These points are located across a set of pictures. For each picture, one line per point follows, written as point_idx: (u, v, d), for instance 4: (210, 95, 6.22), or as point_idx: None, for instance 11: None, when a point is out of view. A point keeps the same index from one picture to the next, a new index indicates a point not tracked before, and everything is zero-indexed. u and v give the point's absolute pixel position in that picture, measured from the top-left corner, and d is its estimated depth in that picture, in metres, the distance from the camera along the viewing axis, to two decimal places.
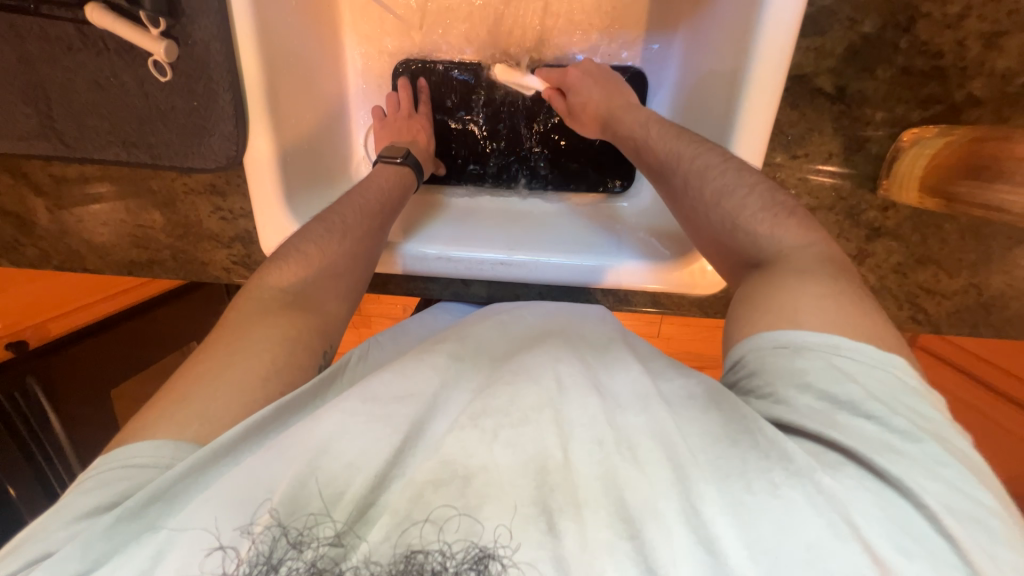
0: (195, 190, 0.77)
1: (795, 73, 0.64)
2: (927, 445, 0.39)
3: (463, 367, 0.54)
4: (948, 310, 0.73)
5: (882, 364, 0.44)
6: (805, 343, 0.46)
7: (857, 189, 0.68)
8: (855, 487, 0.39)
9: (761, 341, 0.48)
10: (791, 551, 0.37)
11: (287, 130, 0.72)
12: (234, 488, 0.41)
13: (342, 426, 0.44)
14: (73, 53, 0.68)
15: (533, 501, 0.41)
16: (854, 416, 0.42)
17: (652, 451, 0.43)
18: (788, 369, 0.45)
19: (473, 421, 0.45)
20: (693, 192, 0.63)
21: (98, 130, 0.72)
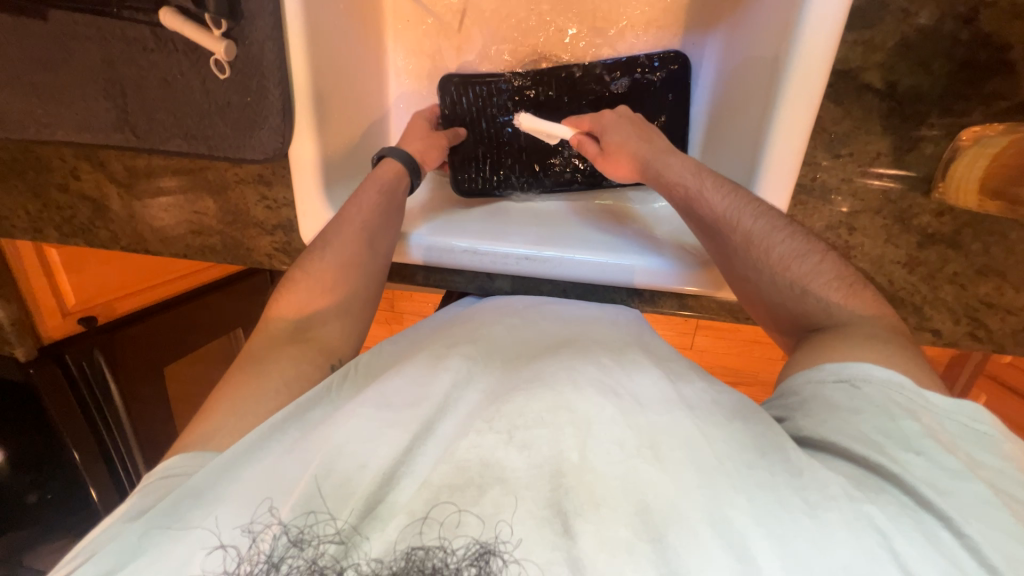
0: (245, 180, 0.83)
1: (840, 68, 0.61)
2: (974, 486, 0.41)
3: (478, 364, 0.56)
4: (1013, 328, 0.67)
5: (951, 412, 0.46)
6: (862, 376, 0.49)
7: (909, 191, 0.64)
8: (901, 516, 0.40)
9: (818, 372, 0.52)
10: (829, 565, 0.38)
11: (329, 129, 0.77)
12: (250, 482, 0.45)
13: (358, 429, 0.47)
14: (147, 53, 0.76)
15: (546, 502, 0.42)
16: (905, 451, 0.43)
17: (675, 452, 0.45)
18: (841, 400, 0.49)
19: (487, 423, 0.47)
20: (742, 232, 0.62)
21: (164, 123, 0.79)
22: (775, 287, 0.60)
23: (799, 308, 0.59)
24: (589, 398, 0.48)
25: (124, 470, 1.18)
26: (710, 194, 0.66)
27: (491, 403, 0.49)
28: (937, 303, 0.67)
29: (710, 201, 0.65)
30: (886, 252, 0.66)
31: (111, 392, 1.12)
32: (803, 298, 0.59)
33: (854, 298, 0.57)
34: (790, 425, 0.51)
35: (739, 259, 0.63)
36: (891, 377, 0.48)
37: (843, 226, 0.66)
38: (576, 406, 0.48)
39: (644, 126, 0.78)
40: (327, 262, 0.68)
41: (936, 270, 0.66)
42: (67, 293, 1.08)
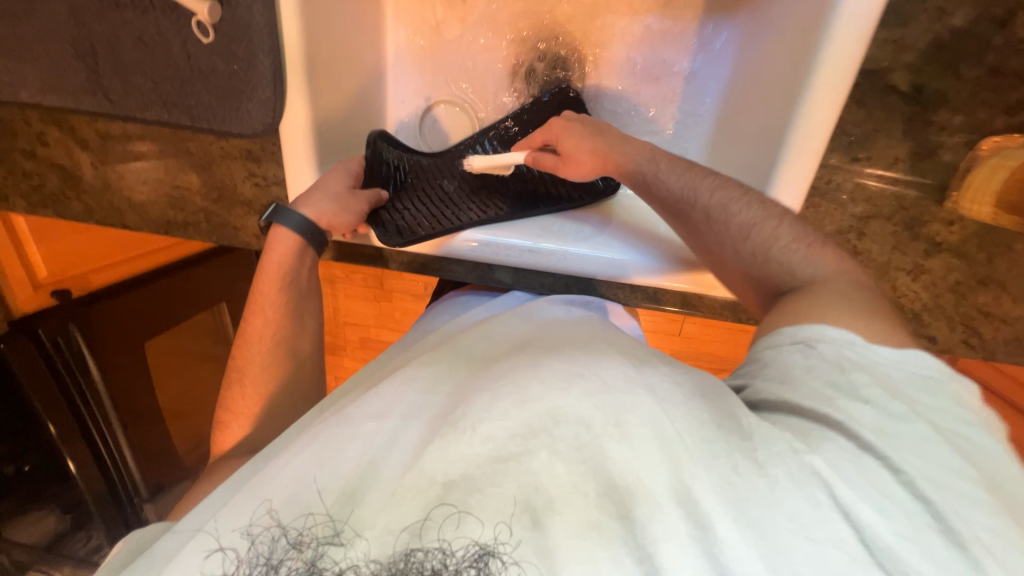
0: (231, 155, 0.77)
1: (867, 68, 0.59)
2: (919, 427, 0.41)
3: (431, 372, 0.56)
4: (1006, 337, 0.68)
5: (904, 362, 0.46)
6: (811, 338, 0.50)
7: (923, 199, 0.63)
8: (837, 458, 0.41)
9: (777, 337, 0.52)
10: (776, 519, 0.38)
11: (322, 98, 0.71)
12: (245, 500, 0.47)
13: (322, 451, 0.48)
14: (120, 9, 0.68)
15: (512, 500, 0.41)
16: (853, 400, 0.44)
17: (640, 429, 0.43)
18: (791, 367, 0.50)
19: (452, 426, 0.46)
20: (704, 209, 0.63)
21: (140, 89, 0.72)
22: (741, 259, 0.61)
23: (763, 273, 0.59)
24: None
25: (105, 447, 1.15)
26: (669, 173, 0.66)
27: (453, 408, 0.48)
28: (936, 311, 0.68)
29: (666, 180, 0.66)
30: (892, 259, 0.65)
31: (87, 365, 1.07)
32: (766, 263, 0.59)
33: (815, 255, 0.58)
34: (750, 391, 0.51)
35: (705, 235, 0.63)
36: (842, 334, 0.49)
37: (853, 231, 0.65)
38: (538, 395, 0.46)
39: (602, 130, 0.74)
40: (251, 338, 0.70)
41: (938, 278, 0.66)
42: (37, 265, 1.03)
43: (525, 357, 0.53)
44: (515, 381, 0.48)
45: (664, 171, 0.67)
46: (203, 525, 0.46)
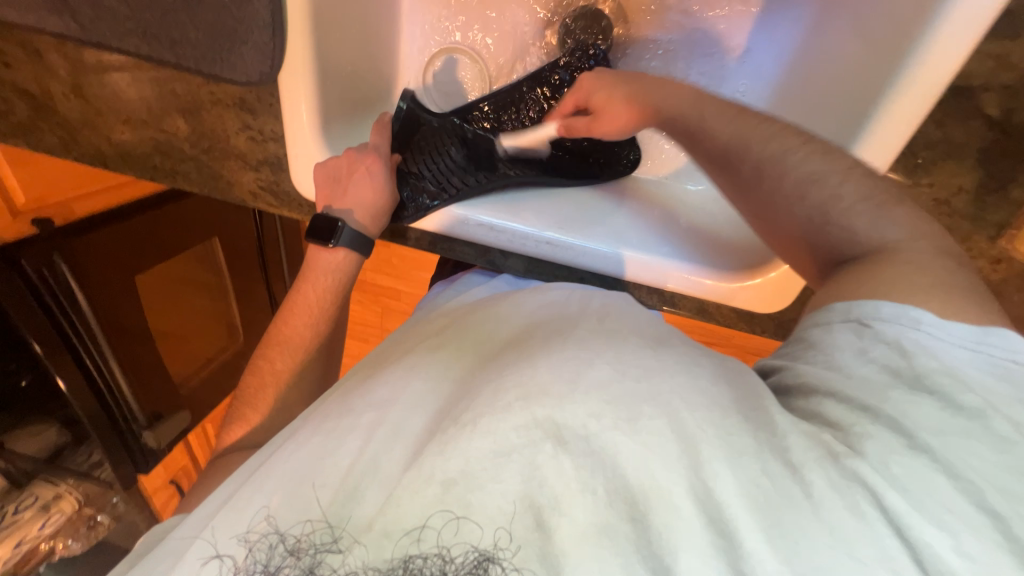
0: (223, 102, 0.69)
1: (955, 83, 0.53)
2: (997, 428, 0.36)
3: (433, 356, 0.53)
4: None
5: (981, 343, 0.40)
6: (870, 316, 0.44)
7: (975, 234, 0.57)
8: (890, 454, 0.36)
9: (826, 314, 0.47)
10: (819, 536, 0.34)
11: (330, 45, 0.64)
12: (243, 501, 0.44)
13: (320, 449, 0.44)
14: None
15: (518, 497, 0.38)
16: (913, 394, 0.38)
17: (654, 422, 0.38)
18: (832, 348, 0.44)
19: (453, 420, 0.41)
20: (752, 168, 0.57)
21: (117, 14, 0.63)
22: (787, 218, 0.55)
23: (820, 238, 0.53)
24: None
25: (101, 376, 1.14)
26: (715, 121, 0.60)
27: (450, 404, 0.44)
28: None
29: (713, 127, 0.60)
30: None
31: (76, 298, 1.03)
32: (822, 227, 0.53)
33: (883, 219, 0.50)
34: (790, 373, 0.45)
35: (760, 190, 0.57)
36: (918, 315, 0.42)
37: None
38: (548, 391, 0.40)
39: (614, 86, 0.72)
40: (284, 338, 0.70)
41: None
42: (15, 189, 0.93)
43: (534, 343, 0.48)
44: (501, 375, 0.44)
45: (717, 125, 0.60)
46: (199, 532, 0.44)
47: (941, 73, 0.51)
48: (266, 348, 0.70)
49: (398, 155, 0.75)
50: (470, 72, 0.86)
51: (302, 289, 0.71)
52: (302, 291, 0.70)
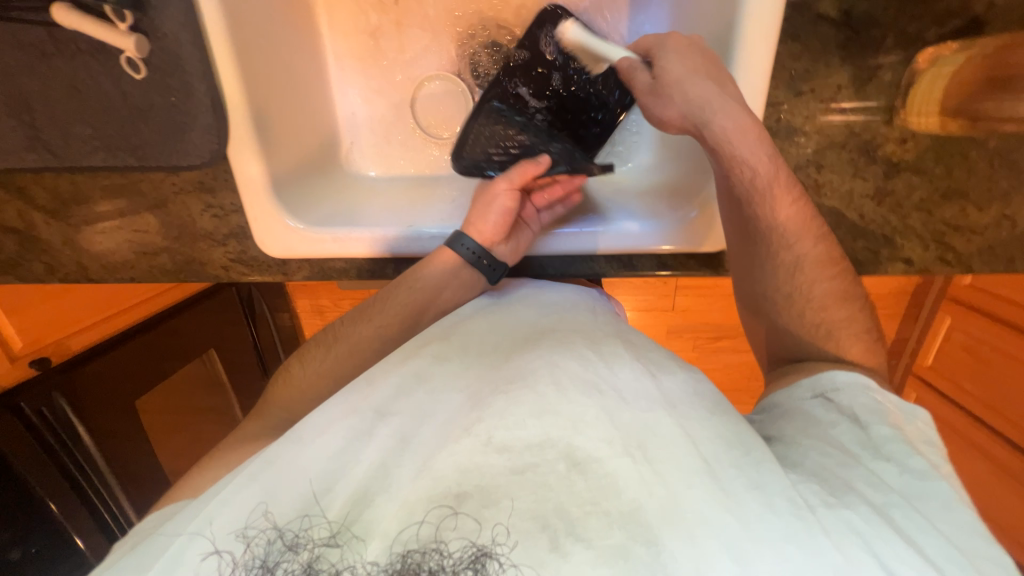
0: (185, 189, 0.76)
1: (792, 1, 0.61)
2: (939, 485, 0.46)
3: (440, 370, 0.53)
4: (978, 247, 0.68)
5: (910, 419, 0.53)
6: (834, 383, 0.56)
7: (873, 120, 0.64)
8: (870, 512, 0.43)
9: (798, 390, 0.58)
10: (821, 568, 0.38)
11: (273, 122, 0.73)
12: (253, 491, 0.45)
13: (326, 446, 0.47)
14: (47, 59, 0.67)
15: (533, 514, 0.40)
16: (877, 458, 0.48)
17: (663, 453, 0.44)
18: (823, 414, 0.54)
19: (464, 430, 0.45)
20: (783, 258, 0.63)
21: (83, 137, 0.71)
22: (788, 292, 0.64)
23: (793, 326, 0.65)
24: (559, 392, 0.47)
25: (110, 512, 1.11)
26: (777, 206, 0.61)
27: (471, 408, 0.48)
28: (907, 232, 0.68)
29: (774, 207, 0.61)
30: (855, 187, 0.67)
31: (79, 434, 1.03)
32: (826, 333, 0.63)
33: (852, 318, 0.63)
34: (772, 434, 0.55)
35: (769, 275, 0.65)
36: (882, 394, 0.55)
37: (811, 165, 0.66)
38: (559, 408, 0.46)
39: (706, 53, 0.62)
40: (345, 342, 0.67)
41: (903, 198, 0.67)
42: (11, 338, 0.96)
43: (535, 363, 0.51)
44: (509, 394, 0.47)
45: (777, 200, 0.61)
46: (200, 528, 0.43)
47: (769, 18, 0.59)
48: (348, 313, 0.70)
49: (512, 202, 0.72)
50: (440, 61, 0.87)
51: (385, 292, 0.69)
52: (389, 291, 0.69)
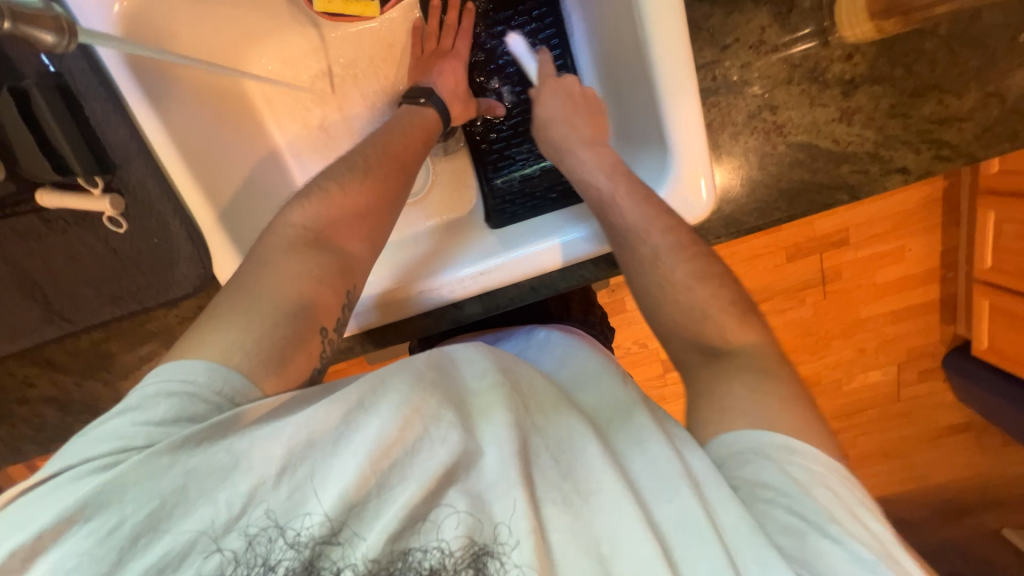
0: (187, 316, 0.81)
1: None
2: (885, 572, 0.40)
3: (491, 405, 0.47)
4: (973, 134, 0.63)
5: (839, 484, 0.46)
6: (749, 452, 0.47)
7: (812, 47, 0.62)
8: None
9: (728, 451, 0.48)
10: None
11: (244, 231, 0.71)
12: (292, 483, 0.41)
13: (367, 465, 0.40)
14: (43, 240, 0.73)
15: (587, 544, 0.41)
16: (820, 536, 0.42)
17: (681, 538, 0.42)
18: (756, 482, 0.46)
19: (515, 480, 0.42)
20: (640, 249, 0.62)
21: (89, 297, 0.77)
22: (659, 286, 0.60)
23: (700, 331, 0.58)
24: (597, 455, 0.46)
25: None
26: (628, 207, 0.63)
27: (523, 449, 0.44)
28: (890, 142, 0.64)
29: (623, 210, 0.63)
30: (817, 116, 0.64)
31: None
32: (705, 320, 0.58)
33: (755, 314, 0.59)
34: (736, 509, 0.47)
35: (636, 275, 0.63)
36: (809, 455, 0.46)
37: (765, 109, 0.64)
38: (602, 483, 0.44)
39: (584, 96, 0.74)
40: (289, 258, 0.57)
41: (872, 111, 0.64)
42: None
43: (573, 432, 0.48)
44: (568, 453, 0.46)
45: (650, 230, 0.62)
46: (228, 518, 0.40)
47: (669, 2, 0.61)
48: (330, 171, 0.66)
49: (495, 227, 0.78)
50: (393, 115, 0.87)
51: (350, 173, 0.65)
52: (348, 183, 0.64)
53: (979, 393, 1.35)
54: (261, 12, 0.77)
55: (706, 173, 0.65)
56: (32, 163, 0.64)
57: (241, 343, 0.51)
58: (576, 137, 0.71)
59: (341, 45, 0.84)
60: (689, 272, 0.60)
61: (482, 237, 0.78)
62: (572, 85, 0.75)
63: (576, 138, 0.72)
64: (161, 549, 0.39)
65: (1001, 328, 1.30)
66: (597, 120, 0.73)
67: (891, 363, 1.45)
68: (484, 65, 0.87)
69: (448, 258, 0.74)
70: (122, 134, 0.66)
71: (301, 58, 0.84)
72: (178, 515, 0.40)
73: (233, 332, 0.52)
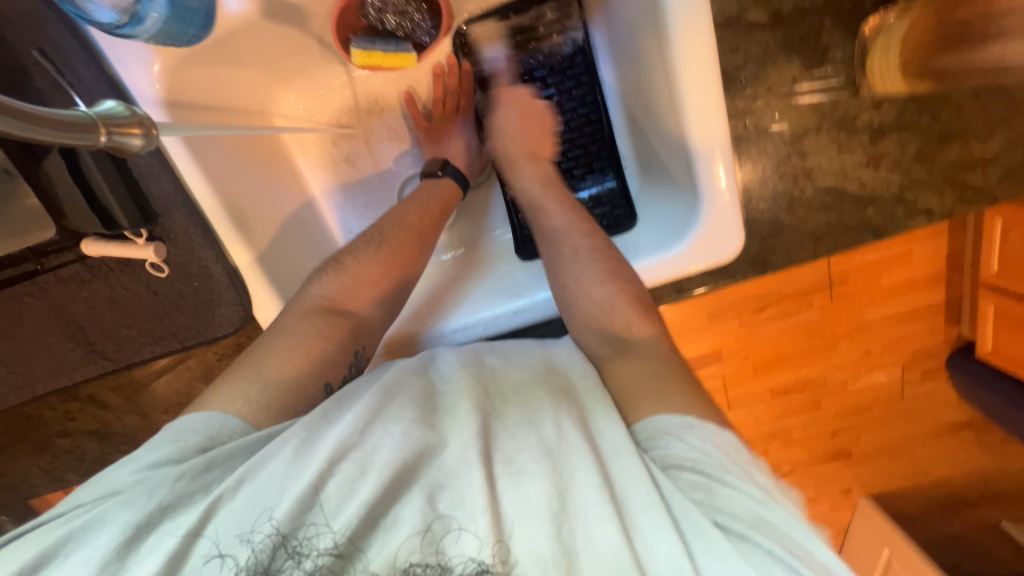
0: (226, 353, 0.83)
1: (721, 21, 0.63)
2: (782, 511, 0.45)
3: (461, 408, 0.50)
4: (998, 177, 0.65)
5: (728, 440, 0.49)
6: (660, 433, 0.49)
7: (841, 97, 0.64)
8: (764, 558, 0.41)
9: (649, 428, 0.50)
10: None
11: (280, 270, 0.71)
12: (263, 487, 0.46)
13: (343, 472, 0.45)
14: (87, 284, 0.75)
15: (551, 512, 0.43)
16: (728, 486, 0.46)
17: (644, 520, 0.43)
18: (668, 456, 0.48)
19: (479, 460, 0.45)
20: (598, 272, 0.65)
21: (130, 337, 0.79)
22: (634, 319, 0.61)
23: None
24: (560, 437, 0.48)
25: None
26: (586, 231, 0.67)
27: (495, 442, 0.48)
28: (916, 185, 0.66)
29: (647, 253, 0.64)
30: (845, 161, 0.66)
31: None
32: None
33: None
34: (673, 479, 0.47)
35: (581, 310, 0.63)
36: (708, 428, 0.49)
37: (794, 155, 0.66)
38: (558, 454, 0.47)
39: (533, 112, 0.76)
40: (302, 320, 0.62)
41: (899, 156, 0.65)
42: None
43: (540, 409, 0.51)
44: (538, 422, 0.49)
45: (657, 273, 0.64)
46: (199, 528, 0.44)
47: (702, 37, 0.59)
48: (350, 246, 0.70)
49: (526, 258, 0.78)
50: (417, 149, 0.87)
51: (367, 246, 0.69)
52: (365, 256, 0.68)
53: (983, 395, 1.28)
54: (292, 55, 0.78)
55: (728, 166, 0.62)
56: (81, 217, 0.67)
57: (247, 394, 0.56)
58: (518, 151, 0.74)
59: (368, 81, 0.85)
60: (658, 310, 0.62)
61: (507, 270, 0.78)
62: (524, 99, 0.77)
63: (518, 151, 0.75)
64: (161, 557, 0.43)
65: (1005, 329, 1.23)
66: (542, 138, 0.75)
67: (895, 364, 1.38)
68: (507, 97, 0.85)
69: (477, 291, 0.76)
70: (164, 186, 0.68)
71: (329, 96, 0.84)
72: (182, 523, 0.45)
73: (242, 385, 0.57)
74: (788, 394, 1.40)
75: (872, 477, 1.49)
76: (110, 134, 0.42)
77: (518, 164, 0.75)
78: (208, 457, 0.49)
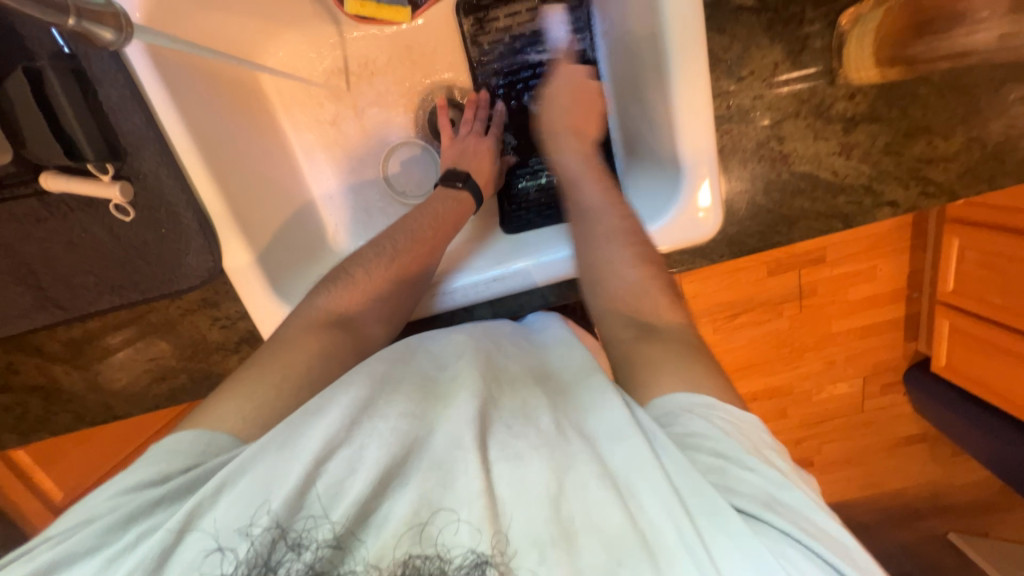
0: (190, 309, 0.80)
1: (709, 1, 0.65)
2: (799, 493, 0.43)
3: (447, 396, 0.50)
4: (957, 173, 0.69)
5: (744, 424, 0.48)
6: (681, 412, 0.48)
7: (818, 85, 0.67)
8: (781, 539, 0.41)
9: (675, 405, 0.49)
10: None
11: (254, 224, 0.70)
12: (250, 485, 0.44)
13: (334, 463, 0.44)
14: (43, 224, 0.71)
15: (551, 501, 0.42)
16: (743, 470, 0.44)
17: (646, 506, 0.43)
18: (687, 435, 0.47)
19: (470, 448, 0.44)
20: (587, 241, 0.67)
21: (87, 285, 0.75)
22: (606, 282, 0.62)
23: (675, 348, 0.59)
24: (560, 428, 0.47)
25: None
26: (577, 224, 0.67)
27: (486, 431, 0.47)
28: (883, 177, 0.69)
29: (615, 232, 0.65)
30: (820, 149, 0.68)
31: None
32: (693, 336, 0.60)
33: None
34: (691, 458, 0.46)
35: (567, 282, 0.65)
36: (728, 411, 0.48)
37: (773, 138, 0.68)
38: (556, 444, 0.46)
39: (590, 90, 0.79)
40: (307, 334, 0.61)
41: (869, 147, 0.68)
42: (53, 489, 1.17)
43: (531, 402, 0.51)
44: (534, 414, 0.49)
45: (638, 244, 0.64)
46: (188, 527, 0.43)
47: (691, 28, 0.61)
48: (359, 254, 0.70)
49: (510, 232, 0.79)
50: (404, 120, 0.87)
51: (379, 258, 0.68)
52: (376, 267, 0.67)
53: (938, 403, 1.34)
54: (284, 7, 0.77)
55: (711, 166, 0.65)
56: (41, 147, 0.63)
57: (243, 409, 0.54)
58: (566, 122, 0.77)
59: (358, 42, 0.84)
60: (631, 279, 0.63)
61: (492, 242, 0.78)
62: (580, 76, 0.79)
63: (564, 124, 0.77)
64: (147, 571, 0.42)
65: (959, 339, 1.29)
66: (590, 115, 0.78)
67: (858, 375, 1.43)
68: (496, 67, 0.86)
69: (459, 258, 0.75)
70: (135, 122, 0.65)
71: (315, 52, 0.83)
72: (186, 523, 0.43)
73: (238, 400, 0.54)
74: (757, 399, 1.43)
75: (833, 483, 1.53)
76: (79, 19, 0.46)
77: (579, 137, 0.76)
78: (193, 476, 0.48)
